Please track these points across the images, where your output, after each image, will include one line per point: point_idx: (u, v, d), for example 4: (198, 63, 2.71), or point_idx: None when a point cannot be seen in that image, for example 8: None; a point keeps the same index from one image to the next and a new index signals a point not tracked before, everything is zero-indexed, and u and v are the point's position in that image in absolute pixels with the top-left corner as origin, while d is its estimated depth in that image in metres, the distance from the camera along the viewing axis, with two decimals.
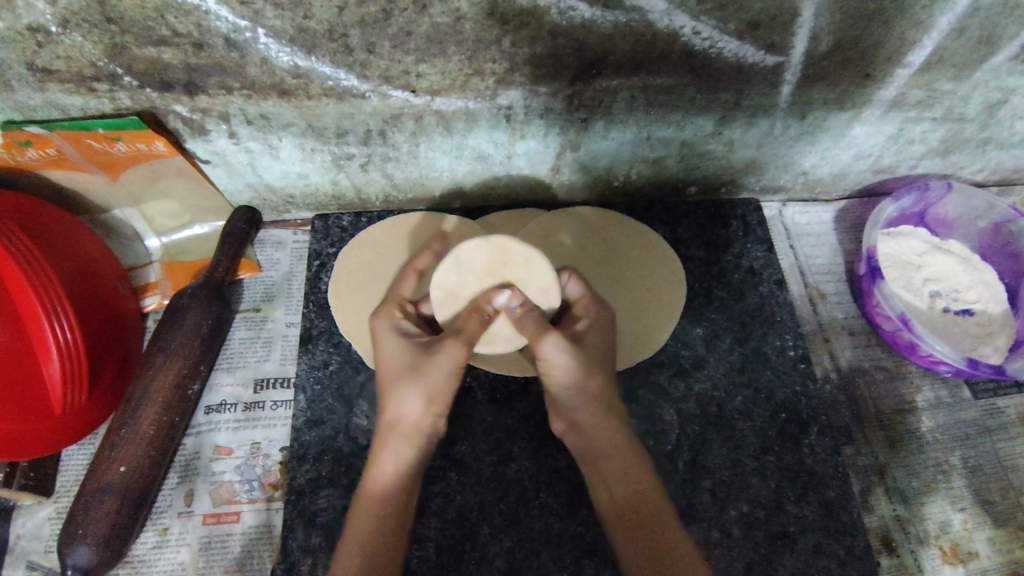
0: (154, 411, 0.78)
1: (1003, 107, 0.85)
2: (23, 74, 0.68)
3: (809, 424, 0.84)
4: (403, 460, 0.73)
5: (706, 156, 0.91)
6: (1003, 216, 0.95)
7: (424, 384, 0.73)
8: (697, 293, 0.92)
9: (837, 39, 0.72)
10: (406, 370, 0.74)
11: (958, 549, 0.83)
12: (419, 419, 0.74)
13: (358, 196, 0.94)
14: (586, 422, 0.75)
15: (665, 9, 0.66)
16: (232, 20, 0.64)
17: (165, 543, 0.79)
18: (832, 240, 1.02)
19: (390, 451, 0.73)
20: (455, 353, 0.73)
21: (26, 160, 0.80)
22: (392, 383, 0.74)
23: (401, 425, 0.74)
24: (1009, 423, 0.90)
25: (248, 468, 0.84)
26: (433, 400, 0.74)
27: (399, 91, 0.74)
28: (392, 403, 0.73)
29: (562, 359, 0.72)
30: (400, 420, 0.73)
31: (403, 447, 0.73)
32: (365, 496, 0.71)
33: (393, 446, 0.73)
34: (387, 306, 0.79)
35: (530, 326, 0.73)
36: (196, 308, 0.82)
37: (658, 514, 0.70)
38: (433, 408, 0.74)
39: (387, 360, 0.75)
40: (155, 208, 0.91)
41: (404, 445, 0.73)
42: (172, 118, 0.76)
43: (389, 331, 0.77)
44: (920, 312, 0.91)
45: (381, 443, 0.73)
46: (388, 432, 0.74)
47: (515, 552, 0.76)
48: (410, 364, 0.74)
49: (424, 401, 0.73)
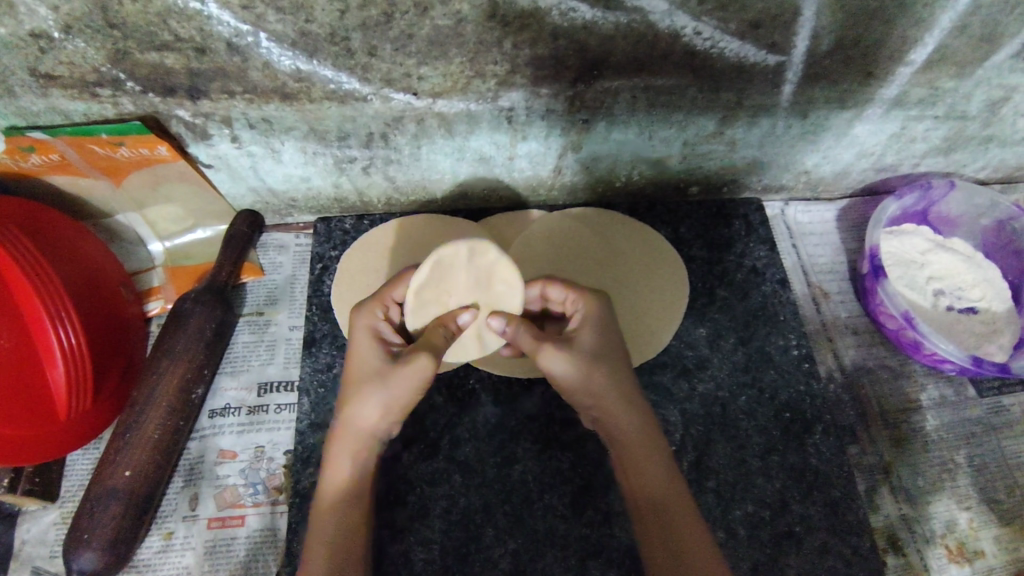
0: (159, 416, 0.78)
1: (1006, 104, 0.85)
2: (26, 79, 0.68)
3: (813, 423, 0.84)
4: (358, 464, 0.72)
5: (708, 156, 0.91)
6: (1006, 214, 0.95)
7: (386, 394, 0.70)
8: (700, 294, 0.92)
9: (837, 38, 0.72)
10: (376, 374, 0.71)
11: (964, 548, 0.82)
12: (375, 425, 0.72)
13: (361, 199, 0.94)
14: (604, 415, 0.74)
15: (666, 9, 0.66)
16: (234, 25, 0.64)
17: (170, 547, 0.79)
18: (835, 240, 1.02)
19: (345, 459, 0.71)
20: (422, 365, 0.70)
21: (29, 166, 0.80)
22: (358, 386, 0.71)
23: (357, 431, 0.72)
24: (1014, 421, 0.90)
25: (253, 471, 0.84)
26: (392, 410, 0.72)
27: (401, 94, 0.74)
28: (350, 406, 0.71)
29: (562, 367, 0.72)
30: (355, 423, 0.71)
31: (357, 451, 0.72)
32: (327, 496, 0.70)
33: (349, 449, 0.72)
34: (372, 303, 0.76)
35: (525, 338, 0.74)
36: (201, 311, 0.82)
37: (680, 512, 0.69)
38: (389, 416, 0.72)
39: (358, 359, 0.73)
40: (158, 212, 0.91)
41: (358, 451, 0.72)
42: (175, 122, 0.76)
43: (369, 330, 0.74)
44: (924, 311, 0.90)
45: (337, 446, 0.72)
46: (345, 433, 0.72)
47: (519, 554, 0.76)
48: (381, 369, 0.71)
49: (382, 409, 0.71)
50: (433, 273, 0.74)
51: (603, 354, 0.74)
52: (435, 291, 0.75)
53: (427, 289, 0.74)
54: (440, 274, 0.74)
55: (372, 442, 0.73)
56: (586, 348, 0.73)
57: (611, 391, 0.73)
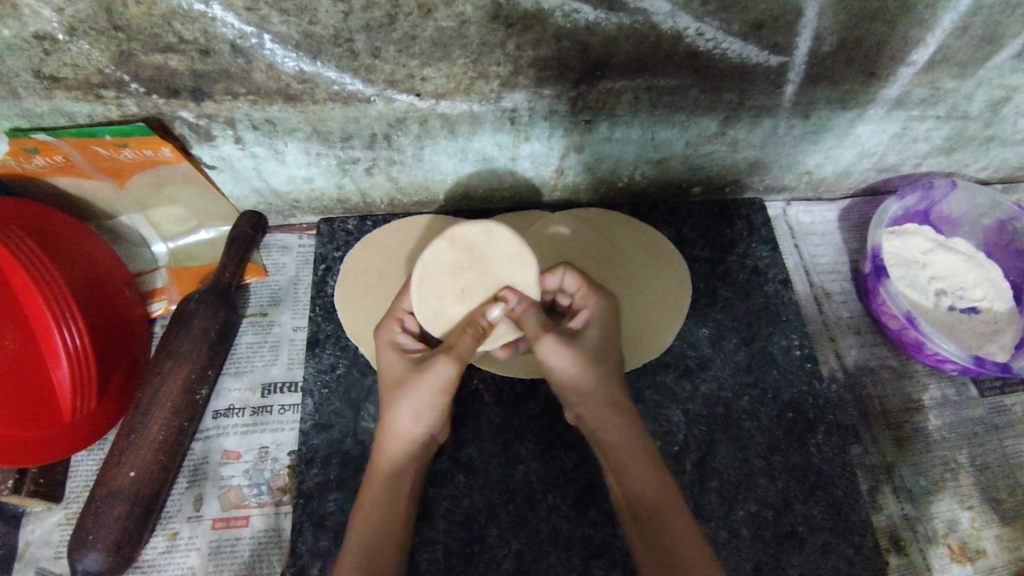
0: (163, 416, 0.78)
1: (1007, 104, 0.85)
2: (29, 81, 0.68)
3: (816, 423, 0.85)
4: (398, 467, 0.73)
5: (711, 156, 0.91)
6: (1007, 214, 0.95)
7: (415, 401, 0.72)
8: (702, 294, 0.93)
9: (839, 39, 0.72)
10: (401, 382, 0.73)
11: (966, 547, 0.82)
12: (411, 430, 0.73)
13: (363, 199, 0.94)
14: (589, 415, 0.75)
15: (669, 10, 0.66)
16: (238, 27, 0.64)
17: (175, 548, 0.80)
18: (837, 240, 1.02)
19: (387, 462, 0.73)
20: (443, 369, 0.70)
21: (33, 167, 0.80)
22: (387, 394, 0.74)
23: (393, 435, 0.73)
24: (1016, 421, 0.90)
25: (257, 471, 0.84)
26: (424, 415, 0.73)
27: (405, 95, 0.74)
28: (386, 415, 0.73)
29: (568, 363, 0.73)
30: (390, 429, 0.73)
31: (400, 455, 0.74)
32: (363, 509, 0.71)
33: (388, 453, 0.73)
34: (388, 318, 0.78)
35: (531, 325, 0.72)
36: (204, 312, 0.82)
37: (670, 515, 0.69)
38: (425, 421, 0.73)
39: (386, 370, 0.75)
40: (162, 213, 0.91)
41: (399, 453, 0.73)
42: (178, 124, 0.76)
43: (389, 343, 0.77)
44: (927, 311, 0.90)
45: (376, 450, 0.74)
46: (383, 439, 0.74)
47: (523, 554, 0.76)
48: (406, 377, 0.73)
49: (414, 415, 0.73)
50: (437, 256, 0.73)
51: (606, 351, 0.76)
52: (448, 278, 0.73)
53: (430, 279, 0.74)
54: (460, 258, 0.73)
55: (417, 442, 0.75)
56: (591, 342, 0.76)
57: (602, 388, 0.75)
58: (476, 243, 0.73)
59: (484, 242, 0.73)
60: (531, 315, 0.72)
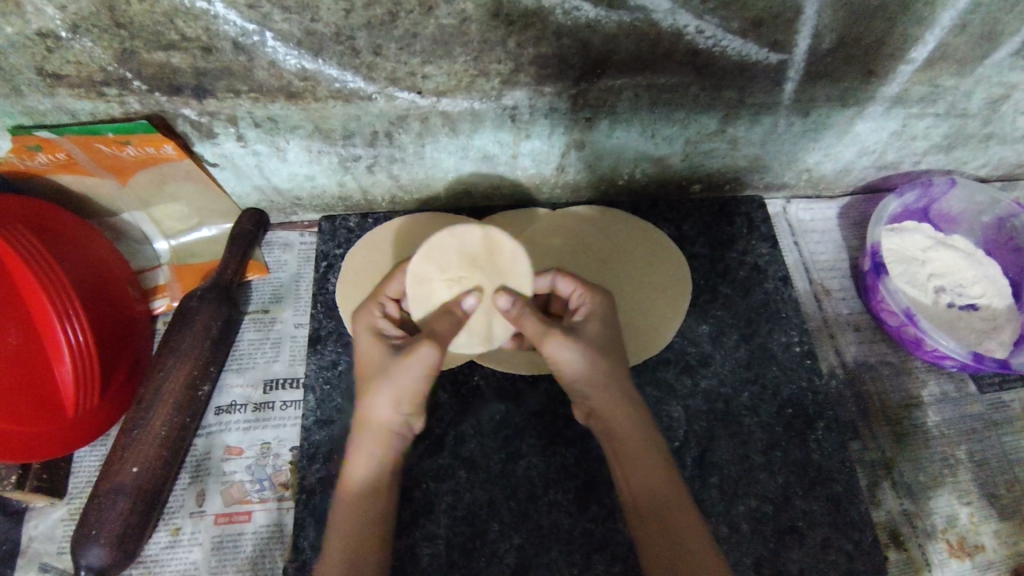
0: (166, 412, 0.78)
1: (1006, 102, 0.86)
2: (32, 78, 0.69)
3: (816, 419, 0.85)
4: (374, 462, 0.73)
5: (711, 154, 0.91)
6: (1006, 212, 0.96)
7: (393, 385, 0.71)
8: (702, 291, 0.93)
9: (839, 37, 0.73)
10: (381, 369, 0.73)
11: (965, 543, 0.83)
12: (387, 419, 0.73)
13: (365, 197, 0.95)
14: (600, 406, 0.75)
15: (669, 8, 0.66)
16: (239, 24, 0.64)
17: (178, 543, 0.80)
18: (836, 237, 1.03)
19: (364, 456, 0.73)
20: (426, 353, 0.70)
21: (35, 165, 0.81)
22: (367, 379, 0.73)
23: (371, 424, 0.73)
24: (1014, 417, 0.90)
25: (259, 467, 0.84)
26: (402, 402, 0.72)
27: (406, 93, 0.74)
28: (363, 402, 0.73)
29: (567, 354, 0.73)
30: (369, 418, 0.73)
31: (376, 449, 0.73)
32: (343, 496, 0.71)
33: (363, 444, 0.73)
34: (370, 303, 0.79)
35: (531, 325, 0.74)
36: (206, 309, 0.83)
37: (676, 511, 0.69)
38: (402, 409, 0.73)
39: (364, 355, 0.75)
40: (163, 210, 0.92)
41: (376, 445, 0.73)
42: (181, 122, 0.77)
43: (368, 327, 0.77)
44: (926, 308, 0.91)
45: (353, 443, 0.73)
46: (359, 429, 0.73)
47: (525, 549, 0.76)
48: (385, 362, 0.73)
49: (393, 402, 0.72)
50: (446, 243, 0.77)
51: (604, 346, 0.76)
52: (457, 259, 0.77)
53: (440, 253, 0.76)
54: (475, 251, 0.77)
55: (394, 434, 0.74)
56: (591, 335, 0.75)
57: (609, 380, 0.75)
58: (488, 243, 0.77)
59: (498, 242, 0.77)
60: (530, 315, 0.73)
